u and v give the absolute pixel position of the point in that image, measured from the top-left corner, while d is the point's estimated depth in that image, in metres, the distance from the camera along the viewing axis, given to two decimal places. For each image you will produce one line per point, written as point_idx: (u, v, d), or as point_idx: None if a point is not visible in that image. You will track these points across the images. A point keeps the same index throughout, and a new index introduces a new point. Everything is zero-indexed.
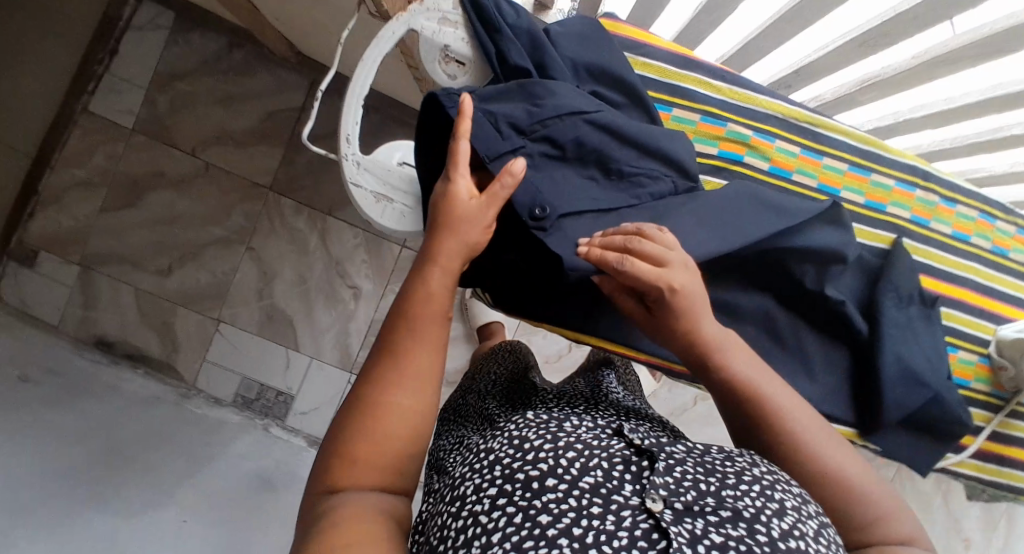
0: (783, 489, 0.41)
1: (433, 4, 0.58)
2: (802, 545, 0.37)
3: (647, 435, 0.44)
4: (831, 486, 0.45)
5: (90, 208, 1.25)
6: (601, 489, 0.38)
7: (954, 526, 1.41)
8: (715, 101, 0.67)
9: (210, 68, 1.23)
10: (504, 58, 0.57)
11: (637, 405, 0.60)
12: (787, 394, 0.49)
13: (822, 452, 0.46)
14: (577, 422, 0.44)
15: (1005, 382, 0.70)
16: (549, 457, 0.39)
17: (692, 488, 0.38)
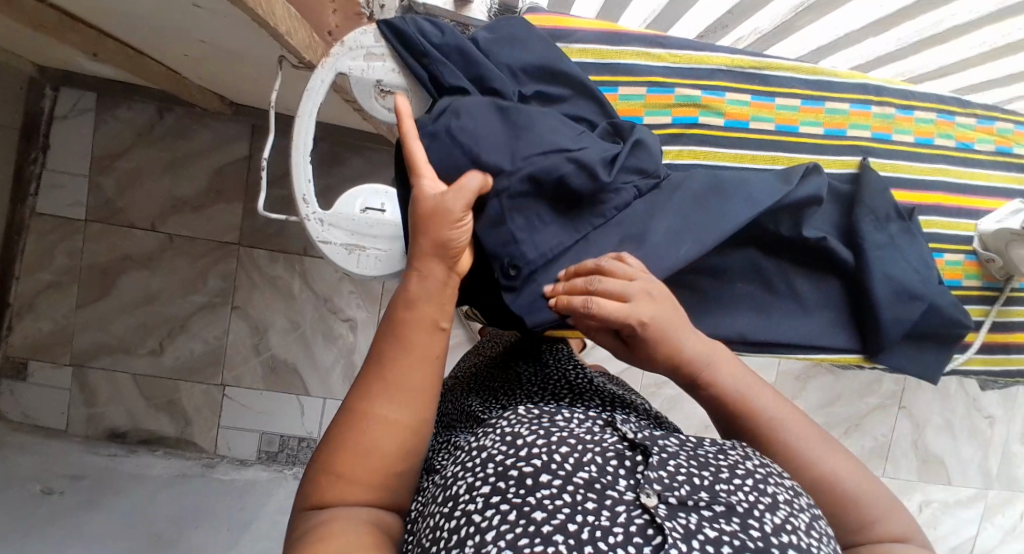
0: (776, 482, 0.42)
1: (355, 42, 0.57)
2: (796, 541, 0.38)
3: (641, 429, 0.46)
4: (819, 490, 0.46)
5: (65, 307, 1.23)
6: (596, 484, 0.39)
7: (972, 405, 1.45)
8: (657, 69, 0.66)
9: (147, 140, 1.20)
10: (438, 81, 0.57)
11: (615, 390, 0.61)
12: (778, 401, 0.49)
13: (812, 457, 0.47)
14: (571, 416, 0.46)
15: (995, 272, 0.71)
16: (541, 453, 0.41)
17: (686, 483, 0.40)
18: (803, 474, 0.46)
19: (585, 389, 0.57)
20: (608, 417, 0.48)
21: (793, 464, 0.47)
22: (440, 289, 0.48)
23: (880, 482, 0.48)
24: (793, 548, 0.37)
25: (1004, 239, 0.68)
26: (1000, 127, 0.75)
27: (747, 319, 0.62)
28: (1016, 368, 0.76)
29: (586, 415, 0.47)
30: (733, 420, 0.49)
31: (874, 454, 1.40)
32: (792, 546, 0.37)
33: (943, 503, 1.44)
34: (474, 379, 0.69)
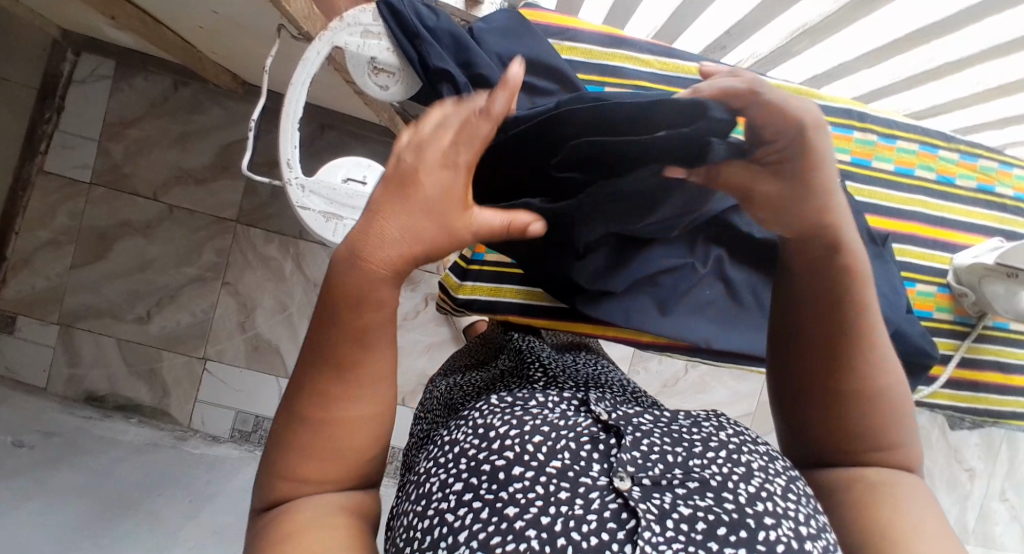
0: (750, 451, 0.40)
1: (353, 19, 0.58)
2: (771, 507, 0.36)
3: (614, 408, 0.42)
4: (871, 402, 0.45)
5: (61, 266, 1.25)
6: (570, 472, 0.36)
7: (954, 456, 1.43)
8: (644, 74, 0.69)
9: (159, 111, 1.23)
10: (425, 61, 0.57)
11: (594, 373, 0.58)
12: (866, 302, 0.45)
13: (872, 368, 0.45)
14: (543, 400, 0.42)
15: (968, 307, 0.72)
16: (515, 444, 0.37)
17: (660, 461, 0.37)
18: (861, 386, 0.45)
19: (559, 373, 0.54)
20: (581, 396, 0.43)
21: (865, 370, 0.45)
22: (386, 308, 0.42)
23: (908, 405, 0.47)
24: (768, 515, 0.35)
25: (978, 275, 0.69)
26: (983, 165, 0.76)
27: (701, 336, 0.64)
28: (983, 407, 0.76)
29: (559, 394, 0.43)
30: (839, 311, 0.45)
31: None
32: (770, 514, 0.35)
33: None
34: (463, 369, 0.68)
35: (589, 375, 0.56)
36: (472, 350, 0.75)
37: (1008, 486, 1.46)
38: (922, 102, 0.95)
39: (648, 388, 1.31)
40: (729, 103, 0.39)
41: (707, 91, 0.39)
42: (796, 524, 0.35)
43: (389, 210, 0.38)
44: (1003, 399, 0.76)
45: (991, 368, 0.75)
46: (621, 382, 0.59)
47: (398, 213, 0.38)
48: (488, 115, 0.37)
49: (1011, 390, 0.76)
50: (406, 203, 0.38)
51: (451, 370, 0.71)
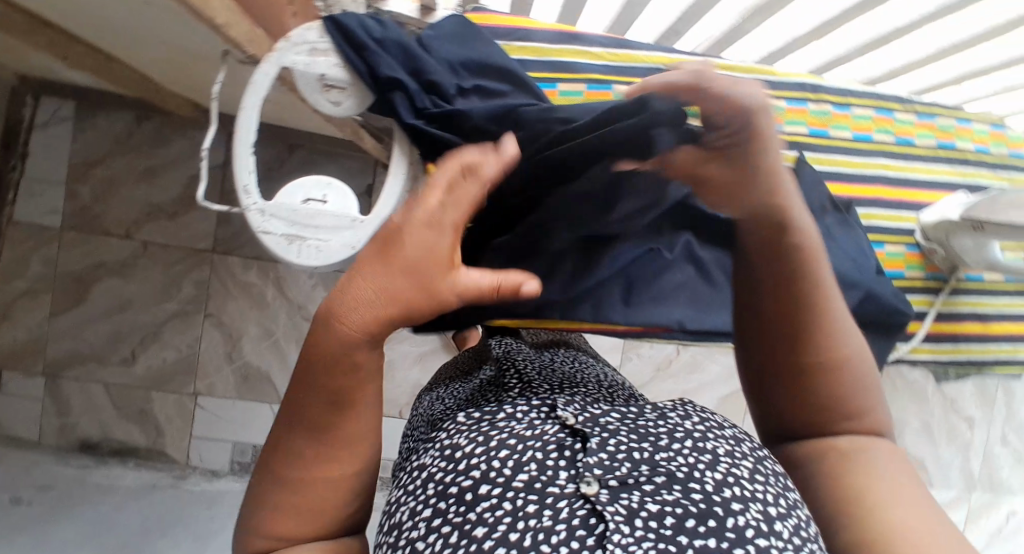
0: (716, 437, 0.40)
1: (299, 38, 0.58)
2: (738, 491, 0.36)
3: (582, 410, 0.41)
4: (836, 371, 0.46)
5: (40, 315, 1.24)
6: (537, 483, 0.35)
7: (951, 406, 1.45)
8: (598, 67, 0.70)
9: (124, 148, 1.22)
10: (374, 71, 0.57)
11: (572, 370, 0.58)
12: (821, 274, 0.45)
13: (827, 339, 0.46)
14: (510, 411, 0.41)
15: (939, 263, 0.73)
16: (481, 462, 0.37)
17: (626, 460, 0.36)
18: (826, 355, 0.46)
19: (534, 376, 0.54)
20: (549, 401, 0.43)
21: (826, 342, 0.46)
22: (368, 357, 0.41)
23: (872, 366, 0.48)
24: (736, 501, 0.35)
25: (944, 231, 0.70)
26: (941, 123, 0.77)
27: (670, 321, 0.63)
28: (965, 359, 0.76)
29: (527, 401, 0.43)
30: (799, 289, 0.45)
31: None
32: (737, 499, 0.35)
33: None
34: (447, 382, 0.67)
35: (566, 375, 0.55)
36: (457, 363, 0.75)
37: (1009, 431, 1.47)
38: (878, 67, 0.96)
39: (642, 374, 1.31)
40: (673, 96, 0.41)
41: (652, 86, 0.41)
42: (765, 506, 0.36)
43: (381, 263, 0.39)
44: (985, 347, 0.77)
45: (970, 319, 0.75)
46: (601, 376, 0.59)
47: (381, 271, 0.39)
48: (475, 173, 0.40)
49: (992, 338, 0.77)
50: (390, 263, 0.39)
51: (435, 384, 0.70)
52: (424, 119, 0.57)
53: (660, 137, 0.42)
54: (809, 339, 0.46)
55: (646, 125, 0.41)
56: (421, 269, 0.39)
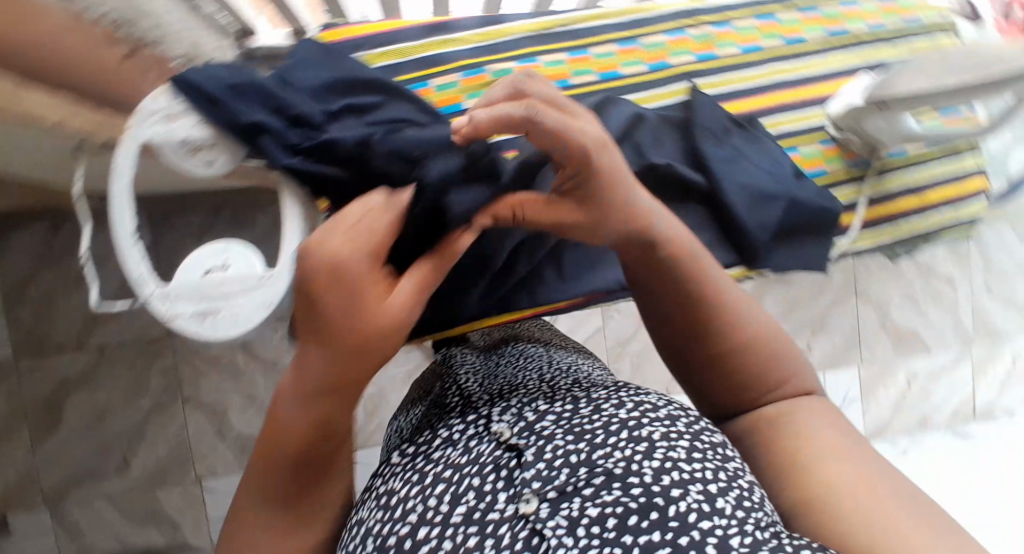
0: (652, 421, 0.41)
1: (148, 107, 0.52)
2: (676, 475, 0.37)
3: (516, 420, 0.43)
4: (748, 351, 0.50)
5: (21, 449, 1.22)
6: (476, 513, 0.37)
7: (928, 274, 1.52)
8: (465, 52, 0.66)
9: (49, 261, 1.18)
10: (233, 120, 0.53)
11: (517, 367, 0.60)
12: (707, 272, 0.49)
13: (738, 320, 0.50)
14: (446, 440, 0.44)
15: (856, 150, 0.72)
16: (415, 504, 0.39)
17: (564, 466, 0.38)
18: (736, 341, 0.50)
19: (479, 394, 0.54)
20: (483, 417, 0.45)
21: (727, 330, 0.49)
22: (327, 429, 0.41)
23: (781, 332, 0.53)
24: (675, 486, 0.36)
25: (852, 117, 0.69)
26: (826, 12, 0.77)
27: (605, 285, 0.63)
28: (909, 235, 0.76)
29: (462, 424, 0.45)
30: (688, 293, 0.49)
31: (849, 347, 1.50)
32: (676, 483, 0.37)
33: (930, 373, 1.54)
34: (408, 411, 0.66)
35: (509, 383, 0.55)
36: (418, 386, 0.74)
37: (992, 281, 1.55)
38: None
39: None
40: (505, 130, 0.42)
41: (483, 117, 0.41)
42: (705, 486, 0.37)
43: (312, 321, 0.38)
44: (924, 219, 0.76)
45: (904, 195, 0.75)
46: (547, 365, 0.60)
47: (323, 324, 0.38)
48: (391, 202, 0.42)
49: (931, 207, 0.76)
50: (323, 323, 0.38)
51: (400, 415, 0.69)
52: (303, 155, 0.55)
53: (458, 200, 0.45)
54: (716, 323, 0.49)
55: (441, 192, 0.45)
56: (358, 313, 0.38)
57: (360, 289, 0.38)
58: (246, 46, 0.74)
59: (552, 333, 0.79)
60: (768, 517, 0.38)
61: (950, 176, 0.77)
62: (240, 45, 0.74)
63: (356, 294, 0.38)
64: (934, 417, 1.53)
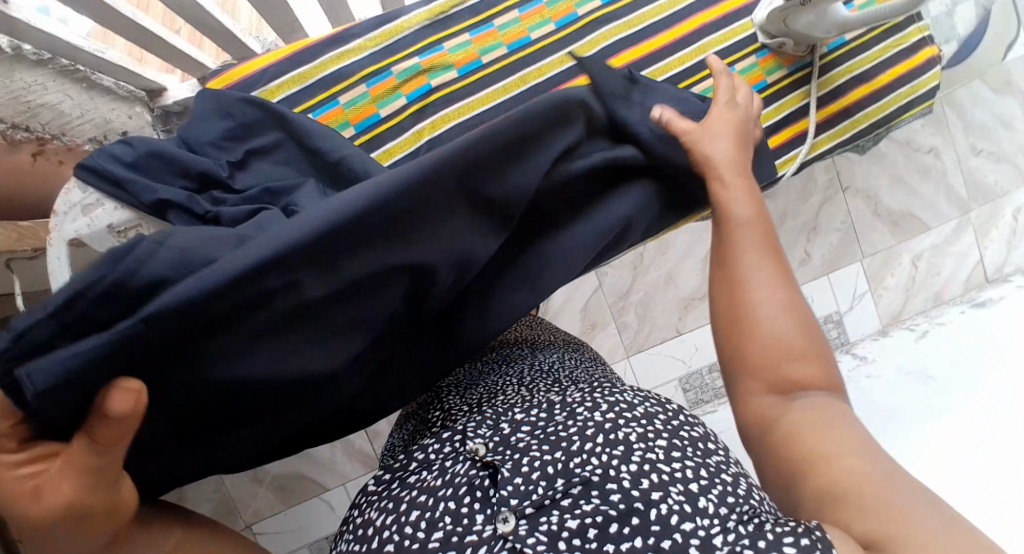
0: (626, 424, 0.49)
1: (66, 205, 0.56)
2: (655, 477, 0.46)
3: (493, 437, 0.51)
4: (791, 318, 0.54)
5: None
6: (454, 536, 0.45)
7: (909, 148, 1.50)
8: (365, 59, 0.68)
9: None
10: (141, 200, 0.56)
11: (501, 369, 0.65)
12: (768, 236, 0.58)
13: (787, 298, 0.55)
14: (427, 464, 0.51)
15: (794, 52, 0.70)
16: (393, 533, 0.47)
17: (541, 478, 0.46)
18: (781, 312, 0.54)
19: (465, 406, 0.59)
20: (460, 436, 0.53)
21: (775, 287, 0.55)
22: None
23: (825, 339, 0.55)
24: (654, 489, 0.45)
25: (779, 21, 0.67)
26: None
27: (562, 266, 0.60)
28: (874, 125, 0.73)
29: (443, 442, 0.53)
30: (740, 235, 0.58)
31: (845, 245, 1.50)
32: (652, 486, 0.45)
33: (934, 247, 1.55)
34: (406, 423, 0.70)
35: (502, 390, 0.59)
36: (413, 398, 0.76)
37: (974, 140, 1.53)
38: None
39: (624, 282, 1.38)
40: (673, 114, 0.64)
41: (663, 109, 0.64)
42: (684, 486, 0.45)
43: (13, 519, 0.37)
44: (881, 105, 0.73)
45: (856, 86, 0.72)
46: (530, 365, 0.65)
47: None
48: None
49: (890, 89, 0.73)
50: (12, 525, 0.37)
51: (398, 427, 0.72)
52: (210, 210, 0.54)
53: (29, 376, 0.33)
54: (763, 291, 0.55)
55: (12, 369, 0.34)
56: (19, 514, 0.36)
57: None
58: (170, 107, 0.91)
59: (537, 329, 0.82)
60: (752, 507, 0.45)
61: (898, 52, 0.73)
62: (153, 106, 0.91)
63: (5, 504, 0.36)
64: (948, 289, 1.58)
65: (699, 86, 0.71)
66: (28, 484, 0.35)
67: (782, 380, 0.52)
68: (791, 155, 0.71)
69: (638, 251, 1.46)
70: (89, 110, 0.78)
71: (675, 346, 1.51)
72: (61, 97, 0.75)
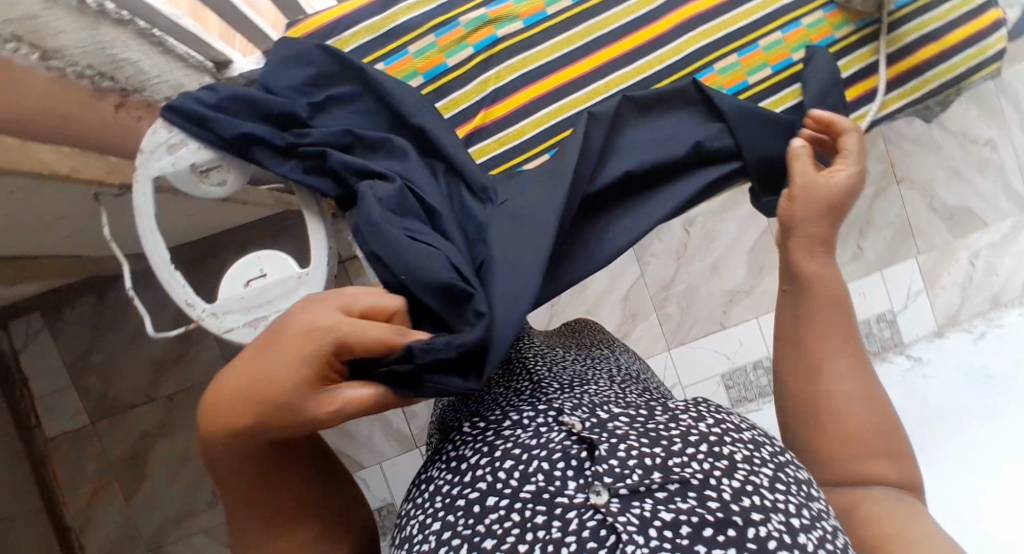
0: (731, 441, 0.45)
1: (153, 144, 0.57)
2: (757, 501, 0.41)
3: (589, 417, 0.46)
4: (862, 410, 0.52)
5: (117, 506, 1.29)
6: (545, 494, 0.41)
7: (969, 141, 1.45)
8: (433, 11, 0.69)
9: (103, 328, 1.25)
10: (223, 137, 0.57)
11: (586, 369, 0.61)
12: (845, 319, 0.54)
13: (867, 389, 0.52)
14: (519, 420, 0.48)
15: (861, 8, 0.69)
16: (487, 474, 0.44)
17: (638, 466, 0.41)
18: (859, 402, 0.52)
19: (546, 375, 0.55)
20: (556, 406, 0.49)
21: (855, 375, 0.53)
22: (242, 443, 0.43)
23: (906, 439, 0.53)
24: (755, 510, 0.40)
25: None
26: None
27: (622, 227, 0.61)
28: (942, 86, 0.71)
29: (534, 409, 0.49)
30: (798, 318, 0.55)
31: (899, 240, 1.46)
32: (754, 508, 0.40)
33: (992, 245, 1.49)
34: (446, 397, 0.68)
35: (574, 377, 0.56)
36: None
37: None
38: None
39: (665, 270, 1.45)
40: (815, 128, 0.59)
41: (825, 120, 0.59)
42: (787, 517, 0.41)
43: (259, 381, 0.41)
44: (950, 66, 0.70)
45: (922, 45, 0.70)
46: (612, 371, 0.63)
47: (267, 367, 0.41)
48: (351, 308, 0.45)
49: (960, 48, 0.70)
50: (263, 388, 0.41)
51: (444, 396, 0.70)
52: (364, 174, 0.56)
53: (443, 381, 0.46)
54: (844, 379, 0.52)
55: (420, 371, 0.45)
56: (292, 392, 0.41)
57: (307, 361, 0.41)
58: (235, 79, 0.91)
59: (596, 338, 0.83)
60: None
61: (966, 13, 0.71)
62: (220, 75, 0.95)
63: (294, 382, 0.41)
64: (1007, 293, 1.50)
65: (765, 39, 0.69)
66: (321, 382, 0.42)
67: (854, 472, 0.51)
68: (861, 113, 0.69)
69: (682, 240, 1.45)
70: (166, 72, 0.79)
71: (719, 340, 1.47)
72: (141, 56, 0.75)
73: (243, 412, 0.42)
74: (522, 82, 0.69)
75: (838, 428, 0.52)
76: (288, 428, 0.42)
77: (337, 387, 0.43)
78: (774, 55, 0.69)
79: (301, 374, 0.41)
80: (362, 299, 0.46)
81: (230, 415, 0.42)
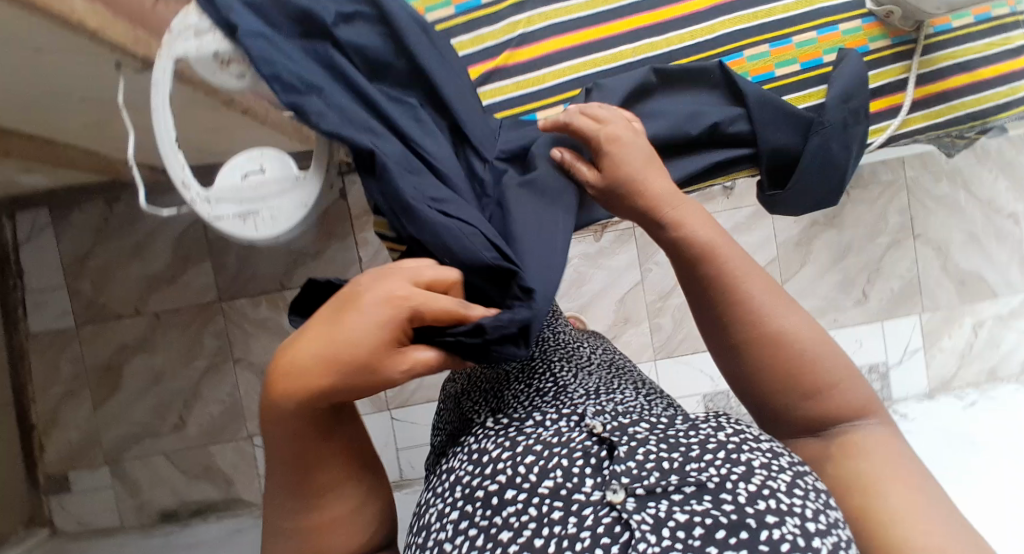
0: (750, 447, 0.40)
1: (182, 25, 0.55)
2: (774, 504, 0.36)
3: (612, 420, 0.43)
4: (791, 355, 0.46)
5: (85, 412, 1.29)
6: (562, 491, 0.38)
7: (991, 210, 1.45)
8: None
9: (106, 235, 1.26)
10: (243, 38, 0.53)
11: (613, 378, 0.57)
12: (745, 268, 0.47)
13: (794, 332, 0.46)
14: (541, 419, 0.45)
15: (901, 25, 0.69)
16: (507, 468, 0.41)
17: (655, 469, 0.38)
18: (796, 347, 0.46)
19: (572, 377, 0.52)
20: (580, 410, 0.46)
21: (781, 319, 0.46)
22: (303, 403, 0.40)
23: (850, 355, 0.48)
24: (771, 513, 0.35)
25: None
26: None
27: None
28: (969, 117, 0.71)
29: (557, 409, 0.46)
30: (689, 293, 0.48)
31: (906, 293, 1.45)
32: (771, 511, 0.35)
33: (998, 317, 1.48)
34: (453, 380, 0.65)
35: (601, 380, 0.53)
36: None
37: None
38: None
39: (666, 281, 1.44)
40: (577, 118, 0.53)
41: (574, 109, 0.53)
42: (803, 521, 0.35)
43: (335, 341, 0.38)
44: (981, 98, 0.70)
45: (955, 74, 0.70)
46: (635, 380, 0.60)
47: (343, 328, 0.38)
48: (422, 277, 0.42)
49: (994, 83, 0.70)
50: (337, 349, 0.38)
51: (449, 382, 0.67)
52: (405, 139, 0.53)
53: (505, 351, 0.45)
54: (766, 332, 0.46)
55: (488, 344, 0.44)
56: (370, 354, 0.38)
57: (389, 324, 0.39)
58: None
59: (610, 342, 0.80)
60: None
61: (1001, 52, 0.71)
62: None
63: (372, 346, 0.38)
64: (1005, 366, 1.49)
65: (800, 36, 0.70)
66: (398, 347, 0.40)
67: (807, 420, 0.47)
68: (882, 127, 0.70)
69: None
70: None
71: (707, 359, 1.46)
72: None
73: (312, 370, 0.38)
74: (552, 33, 0.70)
75: (773, 385, 0.46)
76: (360, 389, 0.40)
77: (411, 351, 0.41)
78: (805, 53, 0.69)
79: (383, 338, 0.39)
80: (431, 268, 0.43)
81: (297, 374, 0.39)
